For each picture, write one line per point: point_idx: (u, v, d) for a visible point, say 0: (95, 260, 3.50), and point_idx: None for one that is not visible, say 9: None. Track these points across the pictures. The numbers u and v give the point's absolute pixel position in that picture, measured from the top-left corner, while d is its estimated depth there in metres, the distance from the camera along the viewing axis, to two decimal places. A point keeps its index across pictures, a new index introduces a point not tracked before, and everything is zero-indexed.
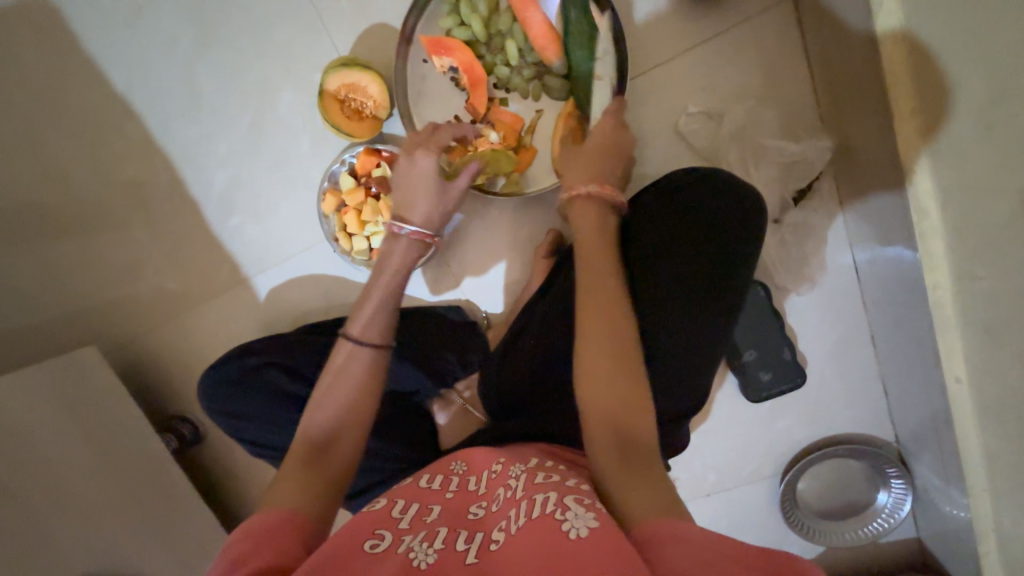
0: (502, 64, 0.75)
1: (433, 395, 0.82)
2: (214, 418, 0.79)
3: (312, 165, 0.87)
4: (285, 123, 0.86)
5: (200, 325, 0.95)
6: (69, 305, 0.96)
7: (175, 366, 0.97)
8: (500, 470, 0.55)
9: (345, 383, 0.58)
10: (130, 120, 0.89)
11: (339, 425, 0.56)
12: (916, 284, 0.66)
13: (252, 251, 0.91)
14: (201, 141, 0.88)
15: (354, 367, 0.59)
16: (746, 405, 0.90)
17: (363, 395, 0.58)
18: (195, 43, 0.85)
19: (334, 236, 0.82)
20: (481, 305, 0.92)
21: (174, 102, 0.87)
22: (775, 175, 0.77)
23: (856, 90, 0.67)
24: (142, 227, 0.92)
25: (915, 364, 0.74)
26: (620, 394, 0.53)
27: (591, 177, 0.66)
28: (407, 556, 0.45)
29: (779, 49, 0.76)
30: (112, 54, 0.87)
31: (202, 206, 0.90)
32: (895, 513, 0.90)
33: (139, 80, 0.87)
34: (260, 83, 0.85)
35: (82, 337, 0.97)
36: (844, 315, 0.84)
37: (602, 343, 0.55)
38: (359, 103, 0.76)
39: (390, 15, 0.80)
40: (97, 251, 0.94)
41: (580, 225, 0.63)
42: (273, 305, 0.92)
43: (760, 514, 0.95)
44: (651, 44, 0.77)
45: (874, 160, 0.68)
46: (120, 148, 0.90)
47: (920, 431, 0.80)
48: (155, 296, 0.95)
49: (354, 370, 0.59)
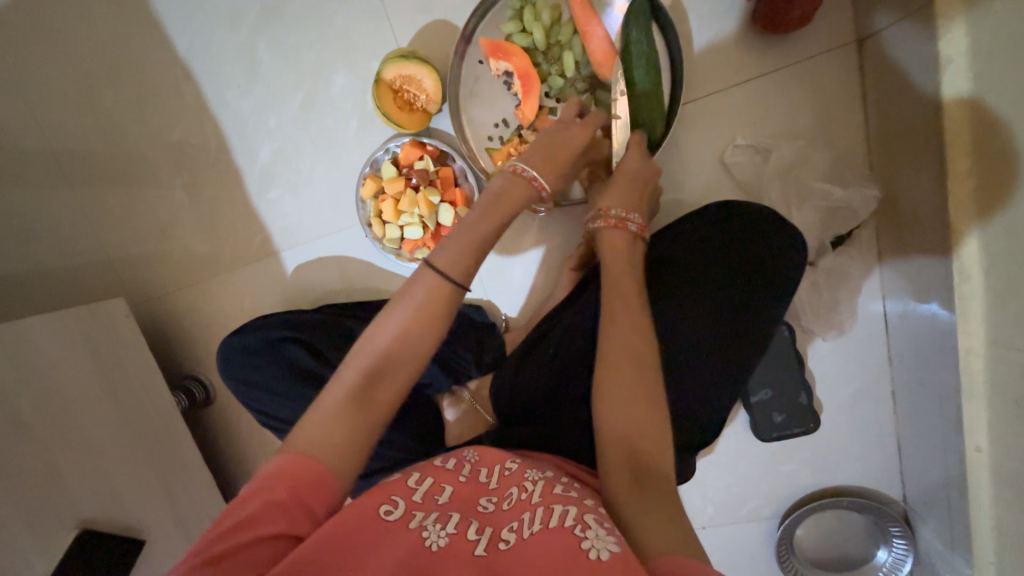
0: (557, 74, 0.75)
1: (444, 389, 0.82)
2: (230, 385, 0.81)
3: (356, 149, 0.88)
4: (336, 105, 0.87)
5: (226, 291, 0.97)
6: (104, 254, 0.99)
7: (196, 327, 0.99)
8: (514, 470, 0.57)
9: (421, 317, 0.55)
10: (188, 85, 0.91)
11: (394, 360, 0.54)
12: (947, 344, 0.66)
13: (286, 225, 0.93)
14: (252, 114, 0.90)
15: (424, 303, 0.56)
16: (754, 443, 0.90)
17: (425, 333, 0.55)
18: (259, 19, 0.87)
19: (368, 221, 0.84)
20: (501, 306, 0.94)
21: (232, 73, 0.90)
22: (816, 218, 0.76)
23: (912, 143, 0.66)
24: (184, 188, 0.94)
25: (937, 427, 0.72)
26: (640, 418, 0.54)
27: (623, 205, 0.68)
28: (420, 534, 0.49)
29: (836, 92, 0.75)
30: (179, 20, 0.89)
31: (244, 176, 0.92)
32: (893, 573, 0.88)
33: (202, 46, 0.90)
34: (316, 63, 0.86)
35: (112, 288, 1.00)
36: (867, 367, 0.83)
37: (622, 364, 0.56)
38: (411, 95, 0.78)
39: (453, 13, 0.81)
40: (137, 206, 0.96)
41: (604, 250, 0.67)
42: (298, 281, 0.94)
43: (753, 555, 0.94)
44: (708, 72, 0.77)
45: (920, 215, 0.67)
46: (175, 109, 0.92)
47: (930, 495, 0.79)
48: (187, 257, 0.97)
49: (423, 306, 0.56)
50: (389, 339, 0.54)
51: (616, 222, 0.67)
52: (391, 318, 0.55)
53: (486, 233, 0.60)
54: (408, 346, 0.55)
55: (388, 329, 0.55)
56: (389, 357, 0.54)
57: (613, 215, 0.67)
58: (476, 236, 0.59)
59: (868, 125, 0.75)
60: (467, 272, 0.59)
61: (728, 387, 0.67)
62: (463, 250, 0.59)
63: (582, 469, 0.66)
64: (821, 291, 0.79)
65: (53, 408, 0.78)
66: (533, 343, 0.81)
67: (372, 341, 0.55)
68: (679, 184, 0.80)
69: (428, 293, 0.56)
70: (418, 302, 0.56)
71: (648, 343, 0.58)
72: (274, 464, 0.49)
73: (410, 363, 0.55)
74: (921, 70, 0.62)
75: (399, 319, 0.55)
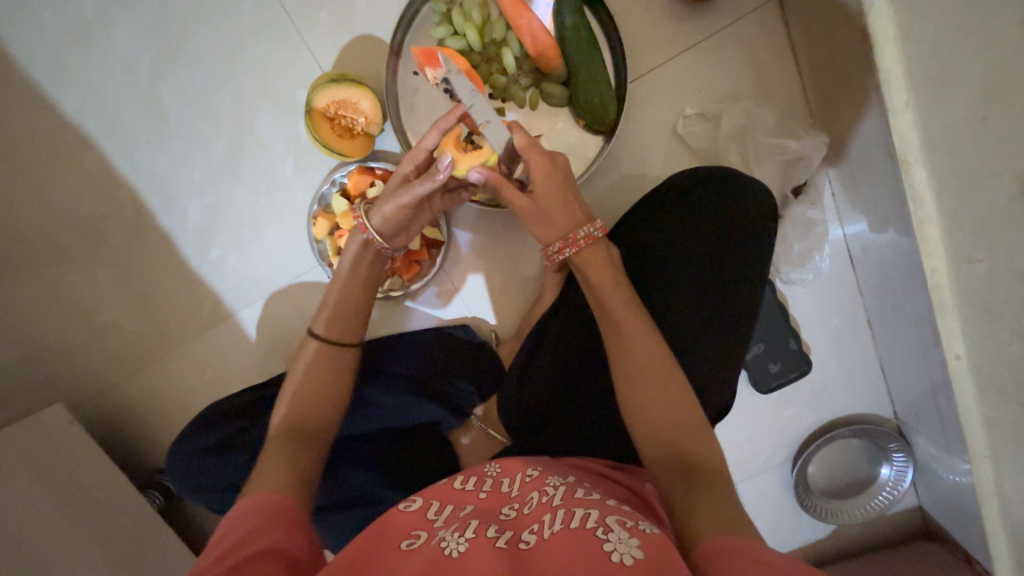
0: (499, 73, 0.72)
1: (454, 423, 0.78)
2: (206, 485, 0.71)
3: (299, 187, 0.81)
4: (266, 144, 0.80)
5: (184, 369, 0.87)
6: (25, 359, 0.86)
7: (155, 415, 0.89)
8: (536, 477, 0.58)
9: (324, 374, 0.63)
10: (88, 151, 0.80)
11: (308, 413, 0.60)
12: (916, 268, 0.70)
13: (238, 283, 0.84)
14: (171, 170, 0.81)
15: (317, 362, 0.63)
16: (755, 398, 0.92)
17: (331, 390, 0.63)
18: (159, 64, 0.78)
19: (329, 261, 0.79)
20: (485, 318, 0.90)
21: (139, 129, 0.80)
22: (774, 172, 0.78)
23: (851, 88, 0.69)
24: (108, 265, 0.84)
25: (917, 343, 0.78)
26: (672, 414, 0.57)
27: (567, 225, 0.64)
28: (439, 545, 0.48)
29: (769, 49, 0.77)
30: (60, 79, 0.78)
31: (177, 239, 0.83)
32: (899, 485, 0.94)
33: (95, 105, 0.79)
34: (235, 103, 0.79)
35: (45, 395, 0.87)
36: (842, 302, 0.87)
37: (644, 360, 0.60)
38: (349, 120, 0.72)
39: (375, 27, 0.76)
40: (55, 297, 0.84)
41: (584, 276, 0.64)
42: (264, 340, 0.86)
43: (775, 502, 0.97)
44: (645, 47, 0.77)
45: (870, 152, 0.71)
46: (76, 180, 0.81)
47: (919, 406, 0.85)
48: (128, 340, 0.86)
49: (317, 365, 0.63)
50: (300, 397, 0.61)
51: (577, 242, 0.64)
52: (296, 385, 0.62)
53: (359, 301, 0.67)
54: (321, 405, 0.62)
55: (295, 396, 0.61)
56: (304, 416, 0.60)
57: (581, 236, 0.64)
58: (350, 300, 0.67)
59: (803, 75, 0.78)
60: (358, 328, 0.67)
61: (727, 352, 0.68)
62: (349, 309, 0.66)
63: (605, 464, 0.66)
64: (792, 240, 0.81)
65: None
66: (530, 350, 0.77)
67: (287, 404, 0.61)
68: (640, 163, 0.80)
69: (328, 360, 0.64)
70: (321, 368, 0.63)
71: (652, 334, 0.62)
72: (249, 501, 0.50)
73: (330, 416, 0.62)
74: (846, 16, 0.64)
75: (305, 383, 0.62)
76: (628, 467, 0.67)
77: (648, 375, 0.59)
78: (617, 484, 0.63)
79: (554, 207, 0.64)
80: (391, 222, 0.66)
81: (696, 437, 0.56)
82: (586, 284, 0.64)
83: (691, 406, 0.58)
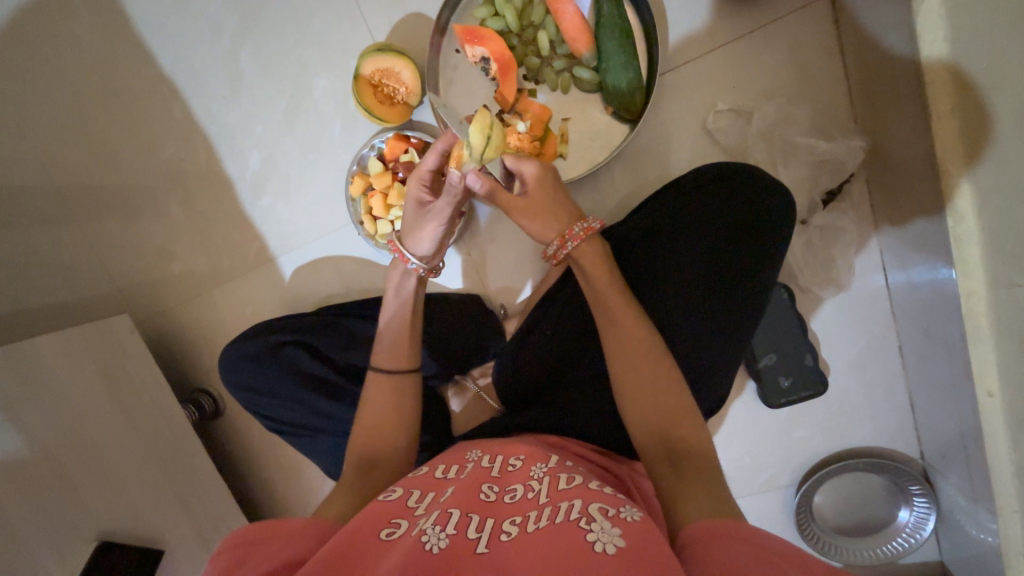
0: (533, 55, 0.77)
1: (445, 382, 0.85)
2: (237, 393, 0.82)
3: (345, 149, 0.89)
4: (321, 107, 0.89)
5: (230, 303, 0.98)
6: (105, 277, 1.01)
7: (200, 338, 1.01)
8: (519, 466, 0.56)
9: (387, 420, 0.64)
10: (176, 102, 0.93)
11: (371, 431, 0.64)
12: (952, 297, 0.63)
13: (282, 230, 0.94)
14: (239, 124, 0.92)
15: (374, 389, 0.67)
16: (764, 414, 0.89)
17: (382, 421, 0.64)
18: (240, 29, 0.89)
19: (359, 219, 0.85)
20: (498, 295, 0.94)
21: (218, 86, 0.91)
22: (802, 175, 0.80)
23: (897, 93, 0.66)
24: (180, 203, 0.96)
25: (945, 379, 0.71)
26: (659, 396, 0.57)
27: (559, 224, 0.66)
28: (419, 538, 0.46)
29: (812, 50, 0.78)
30: (162, 38, 0.91)
31: (238, 186, 0.94)
32: (917, 532, 0.86)
33: (185, 62, 0.91)
34: (299, 67, 0.88)
35: (119, 307, 1.02)
36: (869, 322, 0.84)
37: (631, 355, 0.59)
38: (390, 88, 0.79)
39: (427, 6, 0.83)
40: (133, 226, 0.98)
41: (582, 271, 0.65)
42: (298, 283, 0.95)
43: (774, 526, 0.92)
44: (685, 42, 0.80)
45: (912, 163, 0.67)
46: (163, 126, 0.94)
47: (948, 450, 0.76)
48: (187, 271, 0.98)
49: (379, 385, 0.67)
50: (370, 430, 0.64)
51: (583, 233, 0.64)
52: (369, 422, 0.64)
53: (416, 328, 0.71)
54: (383, 427, 0.64)
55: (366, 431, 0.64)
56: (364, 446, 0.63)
57: (579, 230, 0.64)
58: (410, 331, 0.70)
59: (850, 82, 0.78)
60: (409, 356, 0.69)
61: (726, 349, 0.68)
62: (400, 346, 0.69)
63: (585, 446, 0.66)
64: (813, 247, 0.82)
65: (64, 425, 0.78)
66: (530, 323, 0.78)
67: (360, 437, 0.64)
68: (666, 155, 0.83)
69: (380, 388, 0.66)
70: (380, 397, 0.66)
71: (648, 329, 0.61)
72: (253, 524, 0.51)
73: (387, 444, 0.63)
74: (893, 12, 0.62)
75: (376, 414, 0.65)
76: (612, 454, 0.67)
77: (645, 371, 0.58)
78: (593, 464, 0.63)
79: (541, 210, 0.65)
80: (426, 241, 0.70)
81: (685, 423, 0.55)
82: (582, 276, 0.65)
83: (682, 397, 0.57)
